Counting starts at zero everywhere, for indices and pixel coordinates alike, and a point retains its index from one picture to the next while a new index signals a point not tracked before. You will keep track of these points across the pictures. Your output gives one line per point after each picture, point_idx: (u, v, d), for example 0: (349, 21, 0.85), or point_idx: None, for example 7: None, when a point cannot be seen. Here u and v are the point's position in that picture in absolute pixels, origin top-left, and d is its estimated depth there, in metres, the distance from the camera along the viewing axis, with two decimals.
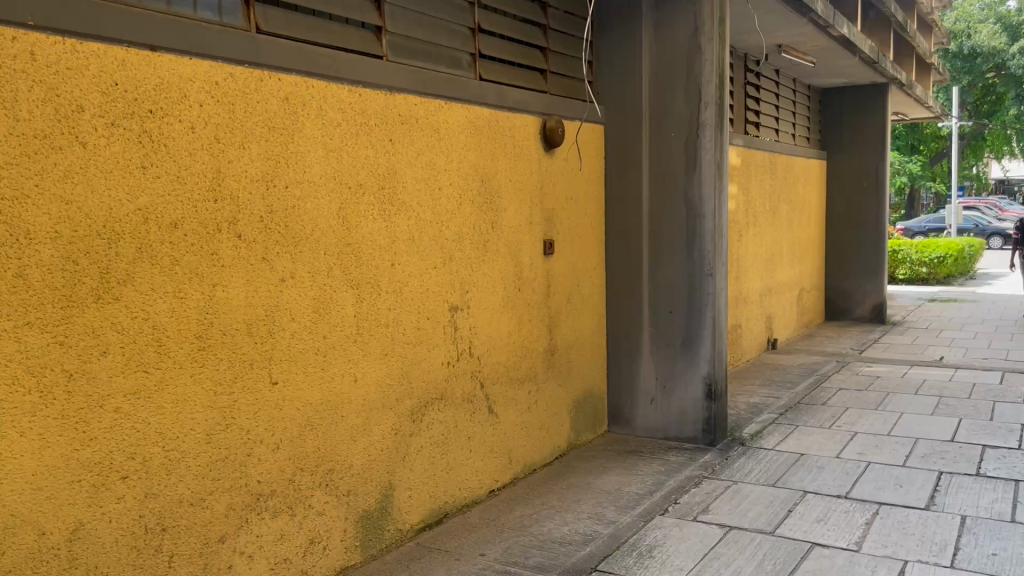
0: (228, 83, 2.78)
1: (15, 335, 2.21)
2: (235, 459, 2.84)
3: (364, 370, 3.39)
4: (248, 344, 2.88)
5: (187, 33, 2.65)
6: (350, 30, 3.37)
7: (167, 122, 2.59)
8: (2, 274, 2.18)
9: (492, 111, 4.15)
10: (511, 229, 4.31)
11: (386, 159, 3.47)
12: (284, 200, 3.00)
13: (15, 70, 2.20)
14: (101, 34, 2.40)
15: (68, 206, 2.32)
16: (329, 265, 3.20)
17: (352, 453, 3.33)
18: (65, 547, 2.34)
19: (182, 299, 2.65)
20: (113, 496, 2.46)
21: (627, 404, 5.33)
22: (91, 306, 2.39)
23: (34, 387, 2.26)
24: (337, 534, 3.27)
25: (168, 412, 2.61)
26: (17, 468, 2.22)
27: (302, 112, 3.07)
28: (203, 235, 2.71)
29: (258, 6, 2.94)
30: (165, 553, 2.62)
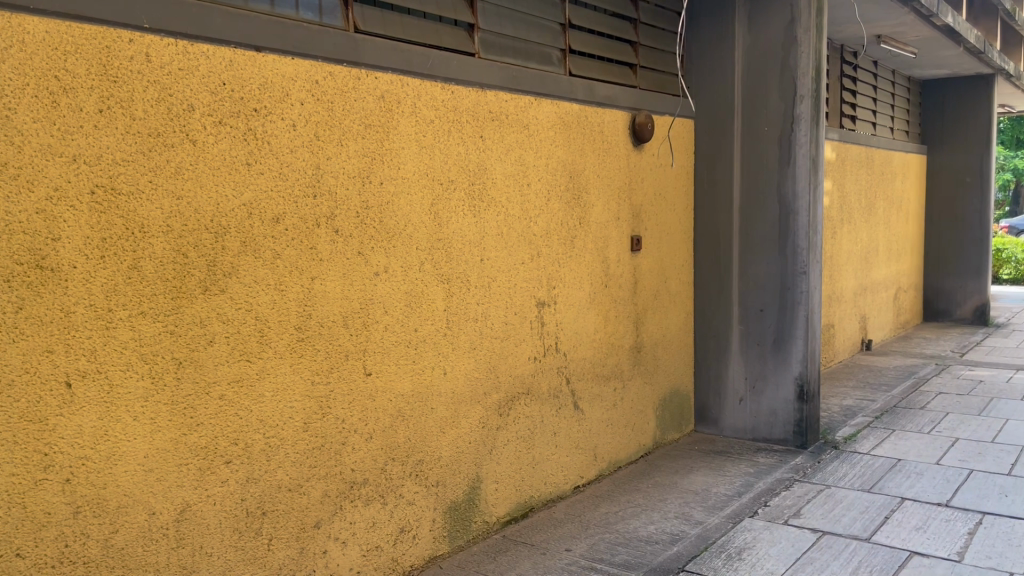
0: (328, 82, 2.86)
1: (130, 324, 2.33)
2: (331, 447, 2.92)
3: (453, 364, 3.44)
4: (344, 336, 2.96)
5: (289, 33, 2.73)
6: (443, 28, 3.41)
7: (271, 120, 2.68)
8: (119, 266, 2.29)
9: (582, 106, 4.14)
10: (599, 225, 4.29)
11: (477, 155, 3.51)
12: (379, 196, 3.07)
13: (132, 70, 2.31)
14: (209, 35, 2.49)
15: (179, 201, 2.43)
16: (421, 259, 3.26)
17: (441, 445, 3.38)
18: (173, 527, 2.45)
19: (282, 291, 2.74)
20: (217, 480, 2.56)
21: (715, 403, 5.26)
22: (198, 297, 2.49)
23: (147, 374, 2.37)
24: (426, 524, 3.33)
25: (268, 400, 2.71)
26: (131, 450, 2.34)
27: (397, 110, 3.13)
28: (303, 230, 2.79)
29: (356, 6, 3.01)
30: (265, 536, 2.72)
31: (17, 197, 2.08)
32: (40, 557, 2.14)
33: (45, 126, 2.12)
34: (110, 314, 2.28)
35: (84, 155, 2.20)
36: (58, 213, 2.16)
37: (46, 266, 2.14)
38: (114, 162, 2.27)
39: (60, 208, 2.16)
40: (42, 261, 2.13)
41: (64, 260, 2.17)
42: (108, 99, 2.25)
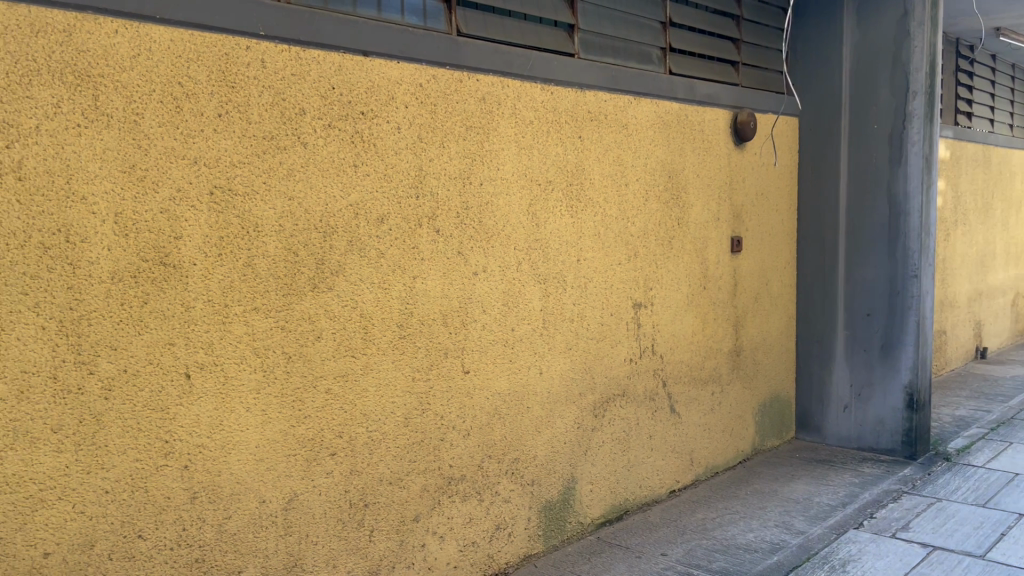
0: (431, 85, 2.92)
1: (244, 319, 2.43)
2: (430, 443, 2.98)
3: (549, 363, 3.45)
4: (444, 334, 3.01)
5: (395, 37, 2.80)
6: (543, 29, 3.43)
7: (377, 123, 2.75)
8: (235, 264, 2.40)
9: (682, 105, 4.08)
10: (698, 225, 4.23)
11: (575, 155, 3.51)
12: (479, 196, 3.11)
13: (248, 76, 2.41)
14: (321, 41, 2.59)
15: (291, 201, 2.53)
16: (518, 259, 3.28)
17: (536, 444, 3.40)
18: (282, 515, 2.54)
19: (386, 290, 2.81)
20: (323, 471, 2.65)
21: (818, 410, 5.11)
22: (308, 295, 2.58)
23: (259, 366, 2.47)
24: (521, 522, 3.35)
25: (372, 395, 2.78)
26: (243, 440, 2.44)
27: (497, 111, 3.16)
28: (405, 230, 2.85)
29: (459, 10, 3.07)
30: (367, 527, 2.79)
31: (143, 197, 2.20)
32: (160, 540, 2.26)
33: (169, 130, 2.24)
34: (226, 309, 2.39)
35: (204, 158, 2.32)
36: (180, 213, 2.27)
37: (168, 263, 2.26)
38: (231, 164, 2.38)
39: (182, 208, 2.28)
40: (165, 258, 2.25)
41: (186, 258, 2.29)
42: (226, 104, 2.36)
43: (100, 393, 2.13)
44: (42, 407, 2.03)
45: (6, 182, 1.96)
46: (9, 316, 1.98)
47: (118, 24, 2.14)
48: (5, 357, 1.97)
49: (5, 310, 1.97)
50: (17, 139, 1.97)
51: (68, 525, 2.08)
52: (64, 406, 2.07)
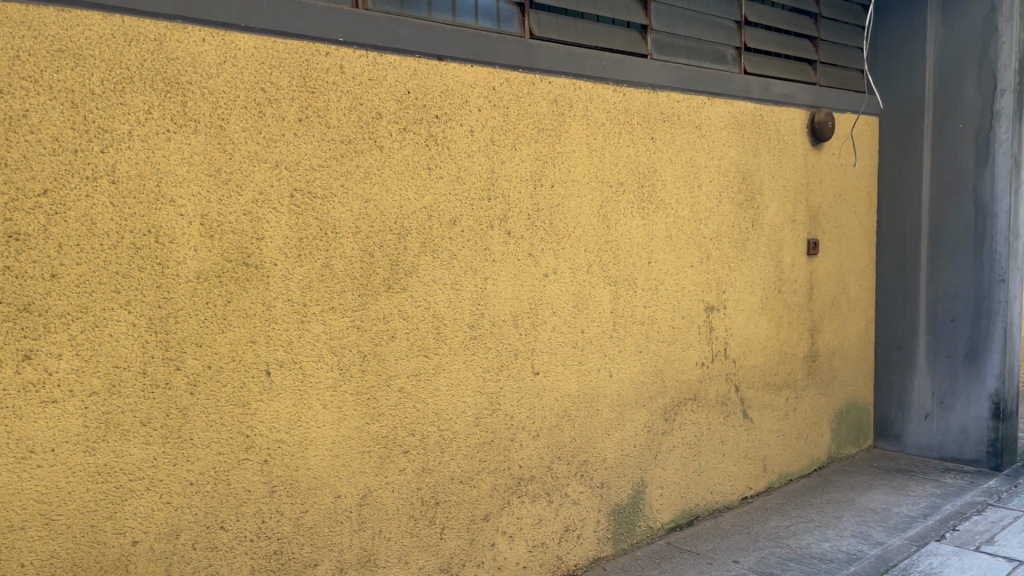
0: (504, 88, 2.94)
1: (323, 318, 2.50)
2: (500, 443, 3.00)
3: (620, 366, 3.43)
4: (514, 335, 3.03)
5: (469, 41, 2.83)
6: (616, 30, 3.43)
7: (451, 126, 2.79)
8: (314, 264, 2.47)
9: (757, 105, 4.01)
10: (773, 228, 4.15)
11: (647, 157, 3.49)
12: (550, 198, 3.12)
13: (328, 82, 2.48)
14: (397, 47, 2.63)
15: (367, 203, 2.58)
16: (588, 261, 3.28)
17: (606, 447, 3.39)
18: (356, 510, 2.60)
19: (458, 291, 2.84)
20: (396, 468, 2.70)
21: (897, 418, 4.96)
22: (383, 295, 2.64)
23: (335, 365, 2.53)
24: (591, 524, 3.34)
25: (444, 394, 2.82)
26: (320, 436, 2.50)
27: (568, 113, 3.17)
28: (477, 232, 2.89)
29: (532, 13, 3.09)
30: (438, 525, 2.83)
31: (227, 200, 2.28)
32: (241, 531, 2.34)
33: (252, 134, 2.32)
34: (305, 308, 2.45)
35: (284, 161, 2.39)
36: (262, 214, 2.35)
37: (251, 263, 2.33)
38: (311, 167, 2.45)
39: (264, 210, 2.35)
40: (247, 259, 2.32)
41: (267, 258, 2.36)
42: (307, 109, 2.43)
43: (186, 388, 2.22)
44: (132, 401, 2.12)
45: (101, 185, 2.06)
46: (102, 314, 2.07)
47: (206, 32, 2.22)
48: (99, 352, 2.07)
49: (99, 307, 2.07)
50: (110, 144, 2.07)
51: (156, 515, 2.17)
52: (153, 399, 2.16)
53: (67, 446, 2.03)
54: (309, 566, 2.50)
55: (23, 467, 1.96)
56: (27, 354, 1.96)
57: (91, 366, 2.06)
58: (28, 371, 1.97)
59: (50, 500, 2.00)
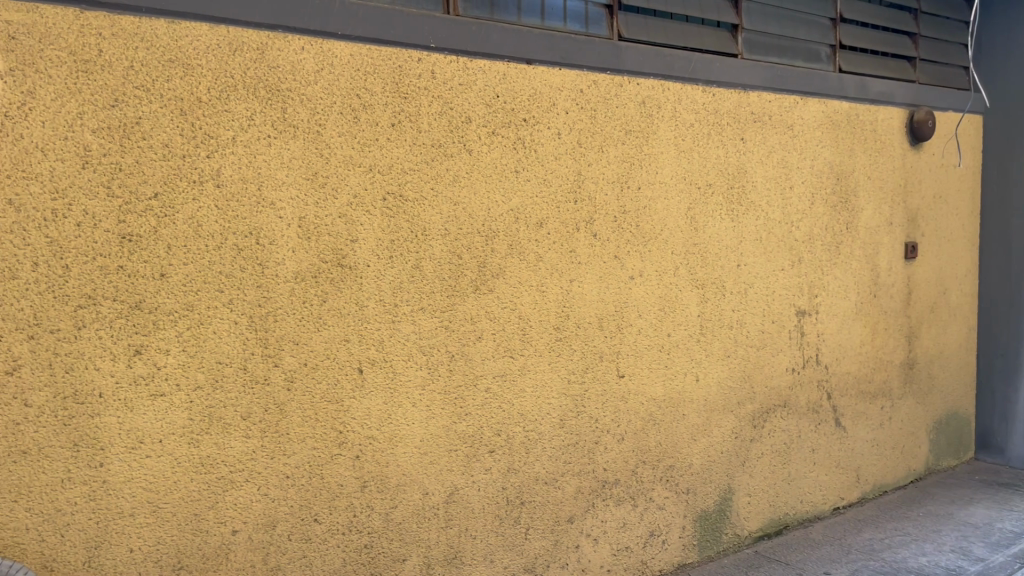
0: (591, 90, 2.94)
1: (413, 318, 2.55)
2: (585, 445, 3.00)
3: (707, 370, 3.38)
4: (599, 337, 3.02)
5: (557, 44, 2.85)
6: (705, 30, 3.39)
7: (539, 129, 2.81)
8: (404, 265, 2.52)
9: (852, 104, 3.90)
10: (868, 230, 4.02)
11: (737, 158, 3.43)
12: (637, 200, 3.10)
13: (420, 87, 2.53)
14: (487, 51, 2.67)
15: (456, 206, 2.62)
16: (676, 264, 3.24)
17: (692, 452, 3.34)
18: (443, 508, 2.64)
19: (544, 293, 2.86)
20: (482, 467, 2.73)
21: (1001, 430, 4.75)
22: (471, 296, 2.67)
23: (424, 364, 2.58)
24: (676, 530, 3.30)
25: (529, 396, 2.84)
26: (410, 434, 2.56)
27: (657, 115, 3.14)
28: (564, 234, 2.90)
29: (620, 15, 3.09)
30: (523, 525, 2.85)
31: (324, 203, 2.36)
32: (333, 524, 2.41)
33: (347, 139, 2.39)
34: (396, 308, 2.51)
35: (377, 165, 2.45)
36: (357, 217, 2.42)
37: (345, 264, 2.40)
38: (402, 171, 2.50)
39: (359, 214, 2.42)
40: (342, 260, 2.40)
41: (360, 260, 2.43)
42: (399, 114, 2.49)
43: (284, 384, 2.30)
44: (234, 395, 2.22)
45: (206, 189, 2.15)
46: (208, 312, 2.17)
47: (305, 40, 2.30)
48: (204, 348, 2.17)
49: (204, 306, 2.16)
50: (215, 149, 2.17)
51: (255, 506, 2.26)
52: (252, 395, 2.25)
53: (173, 438, 2.13)
54: (398, 561, 2.55)
55: (133, 457, 2.07)
56: (138, 349, 2.07)
57: (196, 361, 2.16)
58: (139, 365, 2.07)
59: (158, 489, 2.11)
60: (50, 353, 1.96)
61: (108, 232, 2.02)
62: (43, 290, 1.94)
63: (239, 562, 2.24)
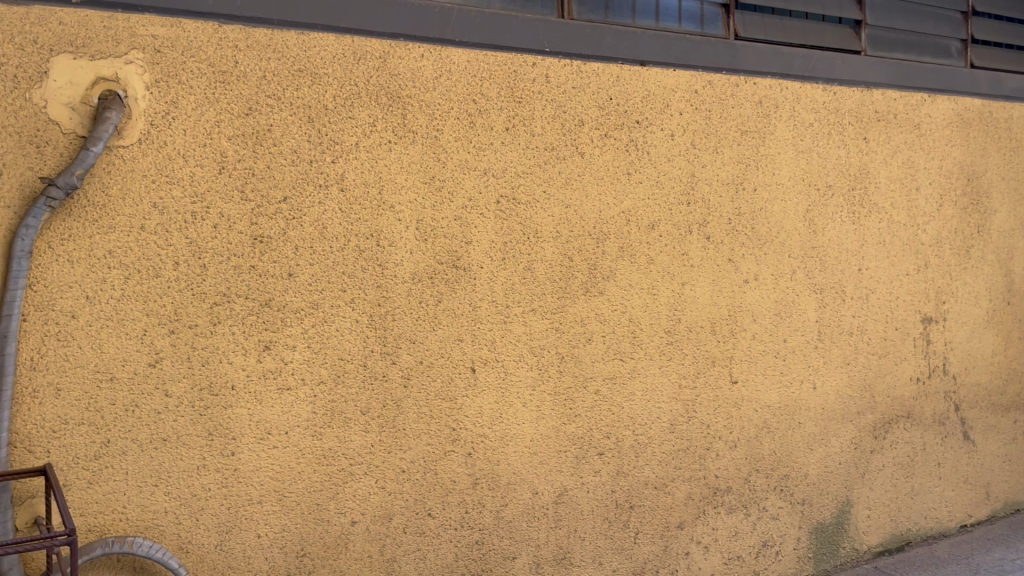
0: (706, 90, 2.90)
1: (523, 320, 2.58)
2: (696, 451, 2.96)
3: (825, 378, 3.27)
4: (712, 342, 2.97)
5: (672, 45, 2.83)
6: (826, 27, 3.29)
7: (652, 130, 2.79)
8: (516, 268, 2.56)
9: (985, 100, 3.70)
10: (1003, 233, 3.79)
11: (859, 158, 3.31)
12: (752, 202, 3.04)
13: (534, 91, 2.56)
14: (601, 54, 2.68)
15: (568, 209, 2.64)
16: (792, 267, 3.15)
17: (808, 462, 3.24)
18: (552, 508, 2.66)
19: (655, 296, 2.83)
20: (591, 469, 2.73)
21: None
22: (581, 298, 2.68)
23: (534, 365, 2.61)
24: (791, 541, 3.21)
25: (639, 399, 2.82)
26: (520, 433, 2.59)
27: (774, 115, 3.07)
28: (676, 237, 2.86)
29: (737, 14, 3.04)
30: (632, 529, 2.83)
31: (440, 206, 2.42)
32: (446, 519, 2.47)
33: (463, 144, 2.45)
34: (508, 309, 2.55)
35: (492, 169, 2.50)
36: (471, 219, 2.47)
37: (459, 265, 2.46)
38: (515, 174, 2.54)
39: (473, 216, 2.47)
40: (457, 262, 2.45)
41: (474, 261, 2.48)
42: (513, 118, 2.53)
43: (401, 381, 2.38)
44: (354, 390, 2.30)
45: (331, 193, 2.25)
46: (331, 310, 2.26)
47: (424, 48, 2.37)
48: (327, 345, 2.26)
49: (327, 304, 2.26)
50: (340, 154, 2.26)
51: (372, 498, 2.34)
52: (372, 390, 2.33)
53: (298, 430, 2.23)
54: (508, 558, 2.59)
55: (261, 447, 2.18)
56: (267, 344, 2.18)
57: (320, 357, 2.25)
58: (268, 359, 2.18)
59: (283, 478, 2.21)
60: (188, 346, 2.09)
61: (241, 234, 2.14)
62: (182, 288, 2.07)
63: (357, 552, 2.33)
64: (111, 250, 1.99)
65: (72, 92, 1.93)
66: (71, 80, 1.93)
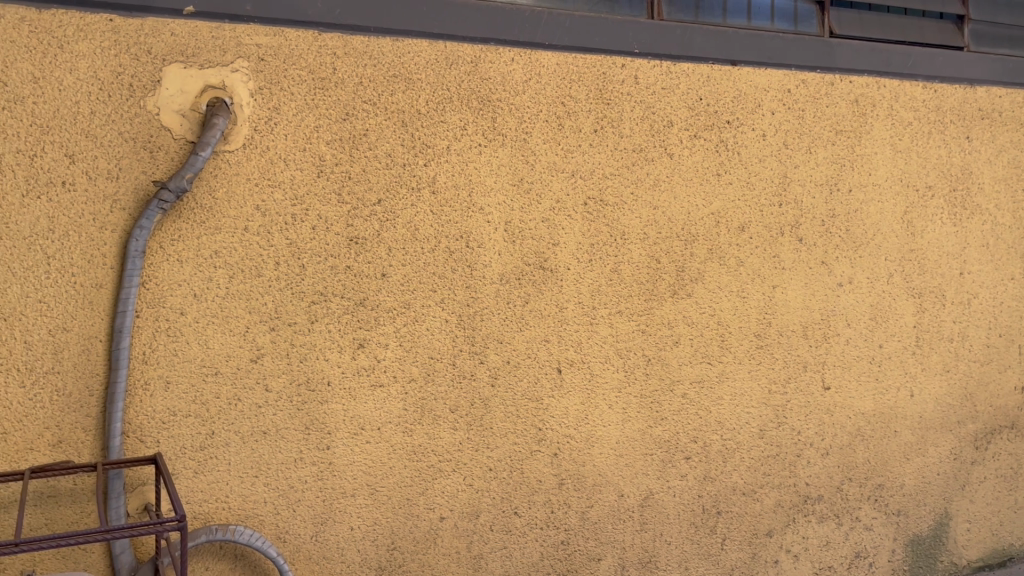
0: (800, 89, 2.84)
1: (610, 321, 2.58)
2: (786, 457, 2.90)
3: (922, 385, 3.15)
4: (804, 346, 2.91)
5: (764, 44, 2.78)
6: (926, 23, 3.18)
7: (743, 131, 2.75)
8: (603, 269, 2.56)
9: None
10: None
11: (961, 157, 3.18)
12: (847, 204, 2.96)
13: (623, 92, 2.56)
14: (691, 54, 2.66)
15: (657, 210, 2.63)
16: (889, 271, 3.05)
17: (904, 472, 3.13)
18: (638, 511, 2.65)
19: (744, 299, 2.79)
20: (678, 473, 2.71)
21: None
22: (668, 300, 2.66)
23: (621, 367, 2.60)
24: (884, 553, 3.11)
25: (728, 404, 2.78)
26: (606, 435, 2.59)
27: (870, 114, 2.98)
28: (767, 239, 2.82)
29: (832, 11, 2.96)
30: (719, 535, 2.80)
31: (529, 208, 2.44)
32: (531, 518, 2.50)
33: (552, 146, 2.46)
34: (594, 311, 2.55)
35: (580, 171, 2.51)
36: (558, 221, 2.48)
37: (547, 267, 2.48)
38: (603, 176, 2.54)
39: (561, 217, 2.49)
40: (544, 263, 2.47)
41: (561, 263, 2.50)
42: (602, 120, 2.53)
43: (488, 380, 2.41)
44: (443, 388, 2.35)
45: (423, 195, 2.30)
46: (422, 309, 2.32)
47: (514, 52, 2.40)
48: (418, 344, 2.31)
49: (419, 304, 2.31)
50: (432, 158, 2.31)
51: (460, 495, 2.39)
52: (460, 389, 2.38)
53: (390, 426, 2.29)
54: (593, 560, 2.60)
55: (355, 442, 2.25)
56: (362, 342, 2.25)
57: (412, 355, 2.31)
58: (362, 357, 2.25)
59: (375, 473, 2.28)
60: (288, 343, 2.17)
61: (337, 235, 2.20)
62: (283, 287, 2.16)
63: (445, 548, 2.38)
64: (217, 250, 2.08)
65: (182, 99, 2.03)
66: (182, 88, 2.03)
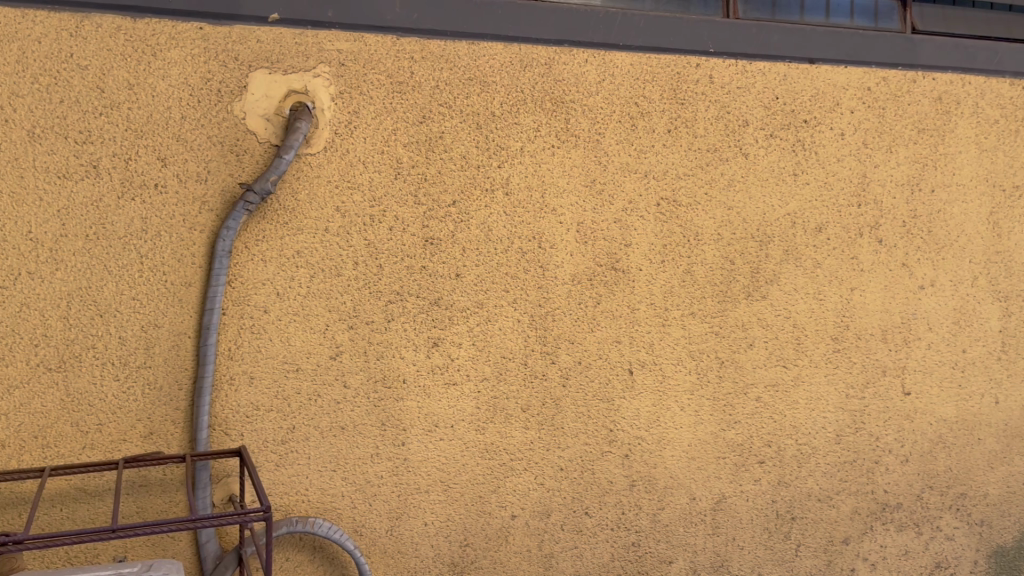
0: (880, 87, 2.78)
1: (683, 323, 2.56)
2: (864, 463, 2.84)
3: (1009, 393, 3.03)
4: (882, 350, 2.84)
5: (844, 41, 2.71)
6: (1015, 17, 3.05)
7: (820, 130, 2.70)
8: (676, 270, 2.54)
9: None
10: None
11: None
12: (930, 204, 2.87)
13: (698, 92, 2.54)
14: (768, 53, 2.61)
15: (731, 211, 2.60)
16: (974, 273, 2.95)
17: (988, 481, 3.02)
18: (710, 514, 2.63)
19: (821, 301, 2.74)
20: (751, 477, 2.67)
21: None
22: (742, 302, 2.63)
23: (693, 369, 2.58)
24: (967, 564, 3.01)
25: (803, 408, 2.73)
26: (678, 437, 2.57)
27: (955, 112, 2.89)
28: (845, 240, 2.76)
29: (915, 6, 2.88)
30: (793, 540, 2.75)
31: (601, 209, 2.45)
32: (602, 519, 2.50)
33: (625, 147, 2.46)
34: (667, 312, 2.54)
35: (653, 171, 2.50)
36: (631, 222, 2.48)
37: (619, 268, 2.48)
38: (676, 176, 2.53)
39: (633, 218, 2.48)
40: (616, 264, 2.47)
41: (634, 264, 2.49)
42: (676, 120, 2.52)
43: (560, 379, 2.43)
44: (515, 388, 2.37)
45: (497, 197, 2.33)
46: (495, 309, 2.34)
47: (588, 53, 2.41)
48: (491, 344, 2.34)
49: (492, 304, 2.34)
50: (505, 159, 2.33)
51: (531, 494, 2.41)
52: (532, 388, 2.39)
53: (463, 424, 2.32)
54: (664, 562, 2.59)
55: (429, 439, 2.29)
56: (436, 341, 2.29)
57: (485, 354, 2.33)
58: (436, 355, 2.29)
59: (448, 470, 2.31)
60: (365, 341, 2.22)
61: (413, 235, 2.25)
62: (361, 286, 2.21)
63: (516, 546, 2.41)
64: (299, 250, 2.15)
65: (267, 104, 2.10)
66: (267, 93, 2.10)
